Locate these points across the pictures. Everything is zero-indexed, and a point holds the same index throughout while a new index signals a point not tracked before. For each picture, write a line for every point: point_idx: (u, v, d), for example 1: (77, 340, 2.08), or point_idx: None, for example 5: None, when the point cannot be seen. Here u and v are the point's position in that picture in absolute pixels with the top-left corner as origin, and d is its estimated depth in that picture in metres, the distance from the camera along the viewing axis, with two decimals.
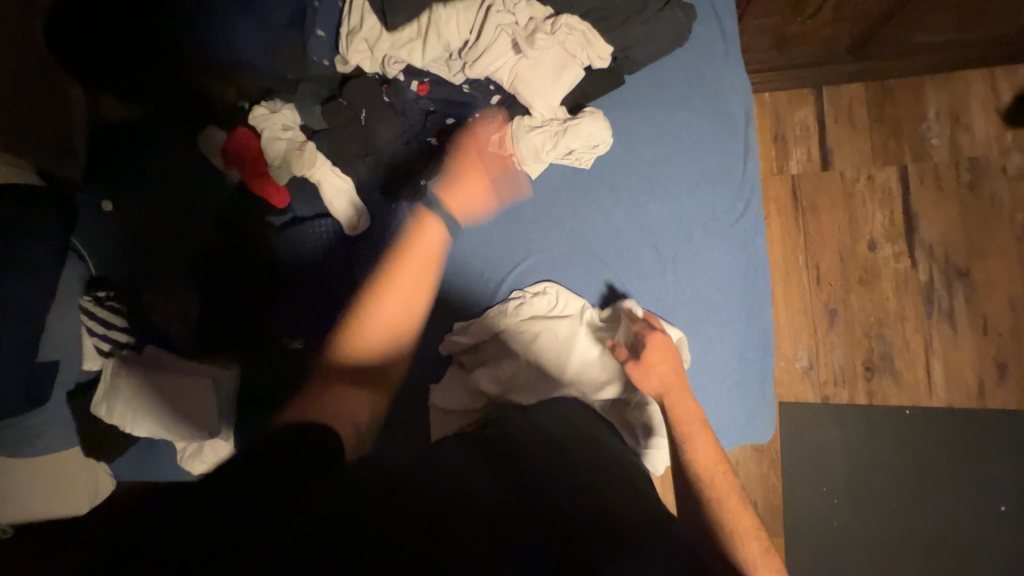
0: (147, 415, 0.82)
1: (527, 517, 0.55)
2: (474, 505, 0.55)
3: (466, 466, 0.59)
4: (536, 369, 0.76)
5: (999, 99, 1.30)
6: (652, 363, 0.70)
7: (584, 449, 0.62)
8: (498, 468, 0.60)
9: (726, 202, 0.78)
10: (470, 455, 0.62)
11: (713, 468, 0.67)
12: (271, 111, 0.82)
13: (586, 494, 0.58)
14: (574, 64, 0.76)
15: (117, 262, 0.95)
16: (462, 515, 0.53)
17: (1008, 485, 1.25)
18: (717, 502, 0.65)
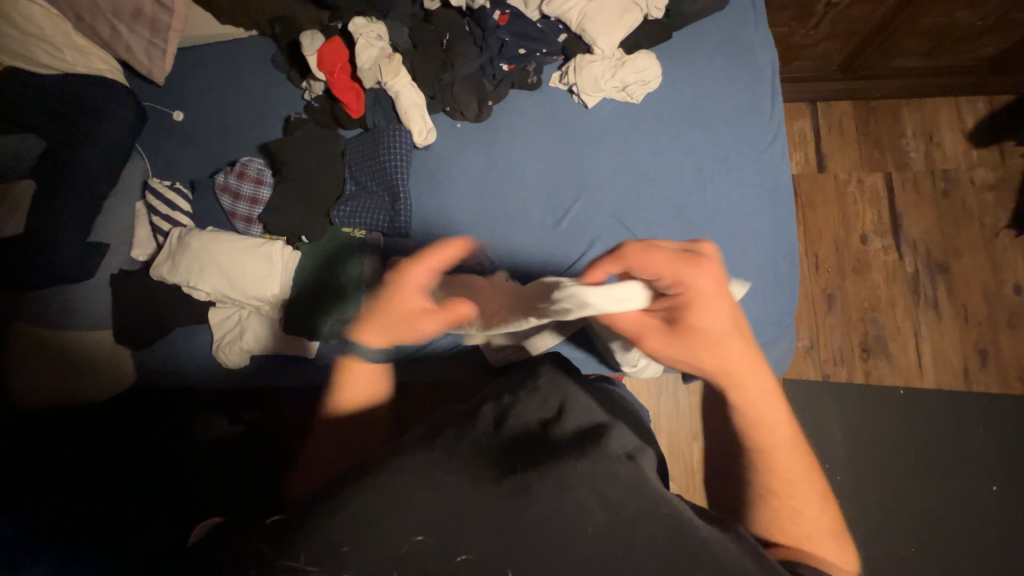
0: (209, 272, 0.88)
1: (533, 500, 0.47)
2: (457, 495, 0.47)
3: (457, 450, 0.52)
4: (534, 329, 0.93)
5: (964, 123, 1.53)
6: (707, 325, 0.59)
7: (593, 438, 0.57)
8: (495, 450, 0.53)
9: (756, 131, 0.92)
10: (461, 439, 0.54)
11: (791, 479, 0.59)
12: (369, 23, 0.93)
13: (591, 474, 0.50)
14: (635, 10, 0.91)
15: (185, 163, 1.09)
16: (460, 501, 0.46)
17: (1000, 467, 1.30)
18: (789, 516, 0.58)
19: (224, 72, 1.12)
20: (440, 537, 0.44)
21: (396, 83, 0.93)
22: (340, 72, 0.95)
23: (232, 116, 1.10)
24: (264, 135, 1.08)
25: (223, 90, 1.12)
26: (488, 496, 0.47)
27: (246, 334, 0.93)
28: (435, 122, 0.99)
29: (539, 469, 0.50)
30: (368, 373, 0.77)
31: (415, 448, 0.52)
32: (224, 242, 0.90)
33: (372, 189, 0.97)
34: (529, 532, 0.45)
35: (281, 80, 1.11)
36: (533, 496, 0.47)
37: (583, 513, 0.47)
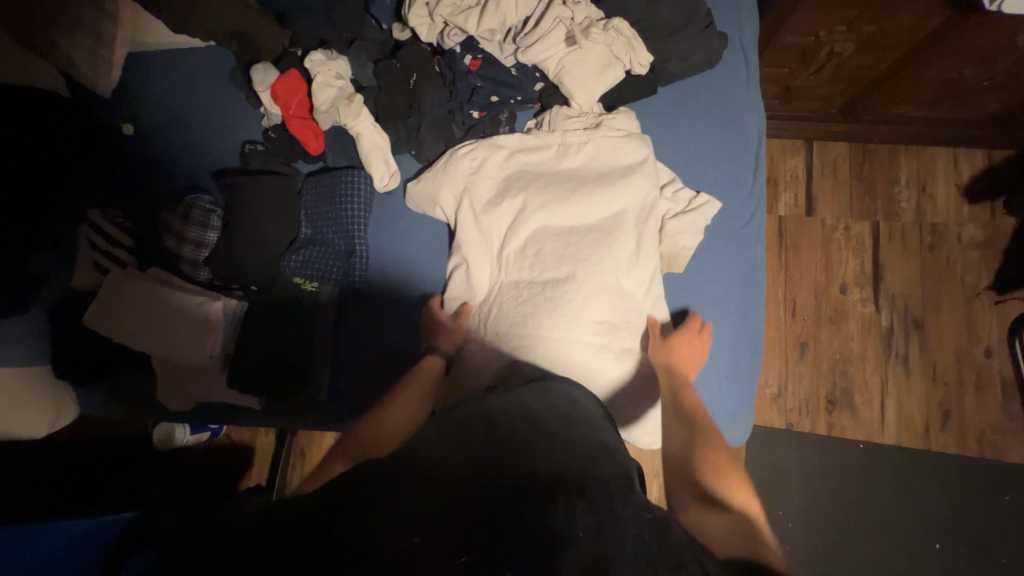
0: (146, 328, 0.85)
1: (527, 500, 0.45)
2: (449, 498, 0.44)
3: (439, 449, 0.51)
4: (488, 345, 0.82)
5: (960, 176, 1.48)
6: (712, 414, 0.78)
7: (578, 440, 0.56)
8: (483, 442, 0.52)
9: (734, 206, 0.88)
10: (447, 438, 0.53)
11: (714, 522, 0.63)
12: (329, 59, 0.87)
13: (580, 470, 0.50)
14: (617, 65, 0.84)
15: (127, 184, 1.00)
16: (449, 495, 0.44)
17: (947, 526, 1.33)
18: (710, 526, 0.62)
19: (177, 86, 1.04)
20: (439, 538, 0.41)
21: (356, 126, 0.87)
22: (296, 109, 0.88)
23: (183, 136, 1.02)
24: (216, 158, 1.01)
25: (175, 105, 1.03)
26: (472, 495, 0.45)
27: (181, 391, 0.89)
28: (400, 164, 0.94)
29: (533, 470, 0.48)
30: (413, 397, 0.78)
31: (415, 450, 0.51)
32: (158, 296, 0.86)
33: (329, 236, 0.93)
34: (522, 534, 0.42)
35: (239, 100, 1.03)
36: (521, 490, 0.46)
37: (572, 518, 0.44)
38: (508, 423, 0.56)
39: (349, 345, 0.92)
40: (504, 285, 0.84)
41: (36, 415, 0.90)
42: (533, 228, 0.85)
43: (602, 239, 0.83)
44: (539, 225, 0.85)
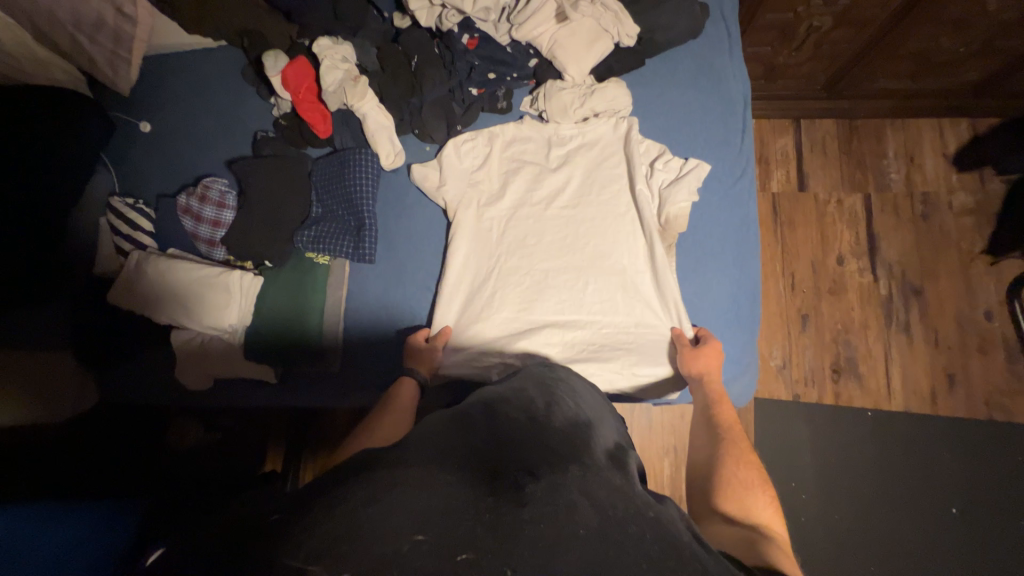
0: (167, 303, 0.89)
1: (532, 514, 0.45)
2: (448, 505, 0.45)
3: (434, 451, 0.51)
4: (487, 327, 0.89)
5: (946, 146, 1.52)
6: (727, 421, 0.81)
7: (574, 441, 0.57)
8: (478, 447, 0.53)
9: (725, 164, 0.91)
10: (440, 441, 0.53)
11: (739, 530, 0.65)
12: (335, 44, 0.92)
13: (580, 477, 0.51)
14: (606, 37, 0.89)
15: (147, 175, 1.06)
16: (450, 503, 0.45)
17: (962, 490, 1.33)
18: (737, 537, 0.64)
19: (192, 82, 1.10)
20: (443, 538, 0.42)
21: (362, 106, 0.92)
22: (305, 94, 0.94)
23: (200, 128, 1.07)
24: (230, 146, 1.06)
25: (190, 100, 1.09)
26: (475, 497, 0.46)
27: (199, 366, 0.91)
28: (404, 143, 0.99)
29: (532, 471, 0.50)
30: (400, 408, 0.78)
31: (409, 452, 0.51)
32: (175, 274, 0.89)
33: (339, 217, 0.97)
34: (525, 532, 0.43)
35: (251, 94, 1.09)
36: (522, 495, 0.47)
37: (573, 513, 0.46)
38: (503, 421, 0.58)
39: (360, 321, 0.95)
40: (503, 266, 0.91)
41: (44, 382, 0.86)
42: (528, 213, 0.93)
43: (592, 220, 0.91)
44: (534, 210, 0.93)
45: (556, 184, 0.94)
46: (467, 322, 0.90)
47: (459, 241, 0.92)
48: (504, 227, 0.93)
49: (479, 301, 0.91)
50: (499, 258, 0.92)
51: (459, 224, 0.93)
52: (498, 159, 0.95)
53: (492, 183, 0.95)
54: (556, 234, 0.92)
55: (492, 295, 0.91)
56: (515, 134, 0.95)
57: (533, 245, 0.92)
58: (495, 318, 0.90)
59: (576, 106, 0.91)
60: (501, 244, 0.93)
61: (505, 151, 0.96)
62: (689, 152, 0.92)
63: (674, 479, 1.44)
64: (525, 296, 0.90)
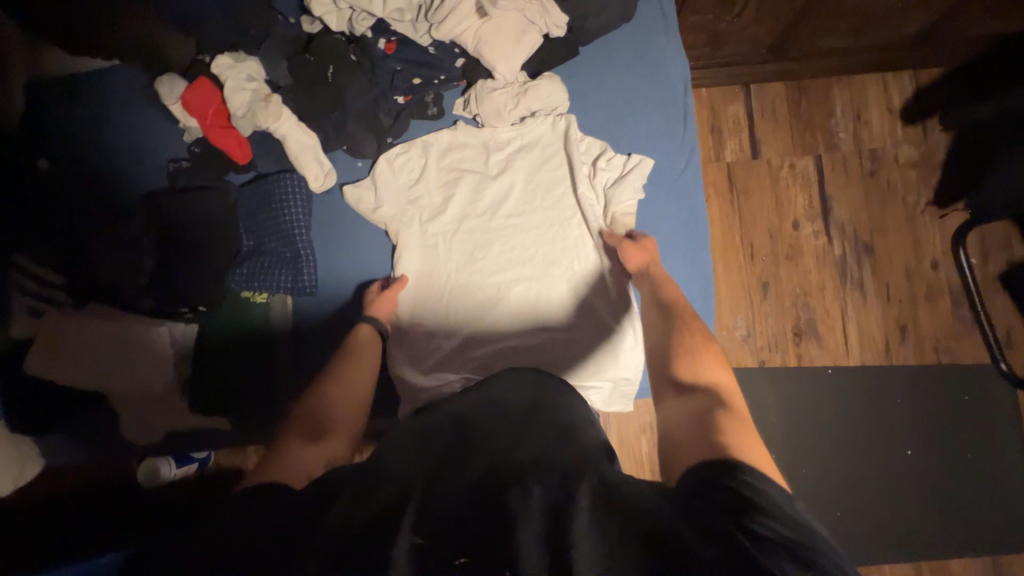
0: (96, 363, 0.83)
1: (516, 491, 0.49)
2: (441, 503, 0.49)
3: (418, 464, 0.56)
4: (443, 350, 0.87)
5: (891, 100, 1.53)
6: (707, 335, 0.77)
7: (546, 426, 0.61)
8: (459, 454, 0.57)
9: (670, 156, 0.89)
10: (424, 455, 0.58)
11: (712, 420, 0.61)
12: (238, 62, 0.84)
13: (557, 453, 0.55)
14: (532, 31, 0.85)
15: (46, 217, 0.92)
16: (442, 500, 0.49)
17: (915, 433, 1.41)
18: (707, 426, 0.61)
19: (84, 109, 0.96)
20: (438, 533, 0.45)
21: (280, 127, 0.85)
22: (214, 119, 0.86)
23: (103, 163, 0.95)
24: (140, 180, 0.95)
25: (87, 128, 0.96)
26: (468, 496, 0.50)
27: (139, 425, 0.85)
28: (334, 160, 0.92)
29: (510, 459, 0.54)
30: (358, 364, 0.80)
31: (397, 466, 0.56)
32: (103, 331, 0.85)
33: (274, 248, 0.90)
34: (515, 516, 0.46)
35: (150, 115, 0.96)
36: (506, 480, 0.51)
37: (552, 483, 0.50)
38: (473, 430, 0.62)
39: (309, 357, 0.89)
40: (454, 286, 0.88)
41: (11, 450, 0.87)
42: (474, 225, 0.89)
43: (540, 226, 0.88)
44: (480, 222, 0.89)
45: (499, 193, 0.90)
46: (422, 347, 0.88)
47: (406, 266, 0.89)
48: (449, 245, 0.89)
49: (434, 325, 0.88)
50: (450, 277, 0.88)
51: (402, 248, 0.89)
52: (435, 172, 0.90)
53: (432, 198, 0.90)
54: (505, 245, 0.89)
55: (446, 318, 0.88)
56: (449, 144, 0.90)
57: (483, 260, 0.88)
58: (450, 341, 0.87)
59: (511, 106, 0.87)
60: (450, 262, 0.89)
61: (441, 162, 0.90)
62: (632, 145, 0.89)
63: (652, 456, 1.48)
64: (478, 315, 0.87)
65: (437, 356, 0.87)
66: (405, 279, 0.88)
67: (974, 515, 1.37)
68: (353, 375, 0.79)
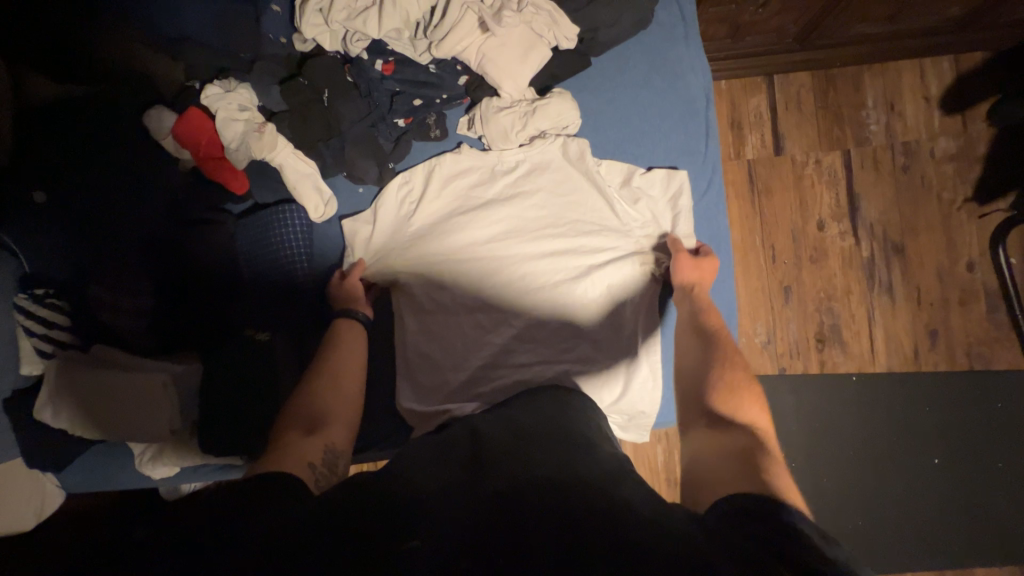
0: (101, 412, 0.81)
1: (534, 501, 0.47)
2: (453, 512, 0.46)
3: (426, 474, 0.53)
4: (449, 390, 0.81)
5: (928, 89, 1.42)
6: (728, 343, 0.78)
7: (561, 439, 0.59)
8: (466, 466, 0.54)
9: (689, 175, 0.87)
10: (431, 464, 0.56)
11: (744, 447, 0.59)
12: (226, 91, 0.80)
13: (573, 465, 0.53)
14: (541, 44, 0.80)
15: (45, 252, 0.85)
16: (453, 509, 0.46)
17: (943, 442, 1.36)
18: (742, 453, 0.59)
19: (54, 131, 0.86)
20: (451, 540, 0.42)
21: (276, 157, 0.81)
22: (207, 149, 0.81)
23: (78, 192, 0.85)
24: (136, 212, 0.88)
25: (75, 153, 0.86)
26: (480, 508, 0.46)
27: (150, 465, 0.85)
28: (334, 187, 0.88)
29: (520, 469, 0.52)
30: (348, 349, 0.79)
31: (402, 475, 0.53)
32: (104, 379, 0.81)
33: (275, 279, 0.88)
34: (533, 530, 0.43)
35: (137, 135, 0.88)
36: (520, 490, 0.48)
37: (568, 491, 0.48)
38: (481, 442, 0.59)
39: None
40: (465, 316, 0.83)
41: (32, 488, 0.87)
42: (484, 250, 0.84)
43: (554, 248, 0.84)
44: (490, 246, 0.84)
45: (507, 216, 0.85)
46: (427, 385, 0.83)
47: (415, 296, 0.84)
48: (458, 274, 0.84)
49: (444, 362, 0.83)
50: (460, 306, 0.83)
51: (409, 276, 0.85)
52: (436, 200, 0.85)
53: (434, 225, 0.85)
54: (519, 269, 0.84)
55: (457, 352, 0.82)
56: (455, 165, 0.85)
57: (494, 287, 0.83)
58: (461, 376, 0.81)
59: (518, 126, 0.82)
60: (461, 290, 0.84)
61: (447, 185, 0.86)
62: (650, 159, 0.87)
63: None
64: (485, 349, 0.82)
65: (445, 397, 0.81)
66: (414, 309, 0.84)
67: (1002, 525, 1.33)
68: (343, 361, 0.78)
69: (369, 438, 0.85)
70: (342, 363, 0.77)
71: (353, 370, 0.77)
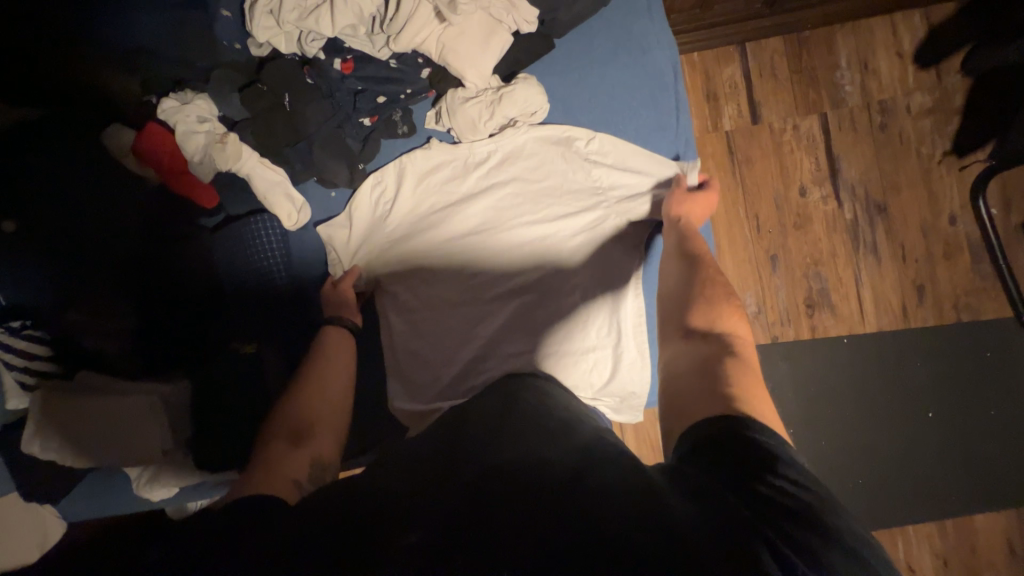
0: (89, 440, 0.80)
1: (514, 484, 0.47)
2: (435, 504, 0.46)
3: (410, 472, 0.53)
4: (440, 387, 0.81)
5: (900, 44, 1.41)
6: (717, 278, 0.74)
7: (546, 421, 0.59)
8: (449, 458, 0.54)
9: (663, 150, 0.86)
10: (415, 461, 0.55)
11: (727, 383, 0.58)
12: (183, 104, 0.78)
13: (554, 444, 0.53)
14: (502, 30, 0.78)
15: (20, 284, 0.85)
16: (437, 503, 0.47)
17: (935, 395, 1.38)
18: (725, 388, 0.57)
19: (15, 158, 0.85)
20: (435, 534, 0.43)
21: (242, 167, 0.80)
22: (171, 164, 0.80)
23: (52, 220, 0.85)
24: (104, 234, 0.86)
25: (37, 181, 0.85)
26: (468, 495, 0.47)
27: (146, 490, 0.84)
28: (306, 192, 0.87)
29: (503, 454, 0.52)
30: (333, 355, 0.78)
31: (387, 477, 0.53)
32: (84, 407, 0.80)
33: (255, 290, 0.86)
34: (525, 504, 0.44)
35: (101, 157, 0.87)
36: (502, 475, 0.48)
37: (548, 470, 0.48)
38: (465, 432, 0.59)
39: None
40: (450, 311, 0.83)
41: (32, 522, 0.87)
42: (464, 243, 0.83)
43: (535, 234, 0.83)
44: (470, 238, 0.83)
45: (484, 206, 0.84)
46: (417, 384, 0.82)
47: (399, 295, 0.84)
48: (440, 269, 0.83)
49: (431, 360, 0.82)
50: (444, 302, 0.83)
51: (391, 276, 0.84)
52: (411, 197, 0.84)
53: (412, 222, 0.84)
54: (501, 259, 0.83)
55: (446, 348, 0.82)
56: (426, 160, 0.84)
57: (477, 279, 0.83)
58: (452, 373, 0.81)
59: (486, 117, 0.81)
60: (444, 285, 0.83)
61: (421, 181, 0.85)
62: (624, 137, 0.86)
63: None
64: (472, 344, 0.82)
65: (436, 395, 0.81)
66: (399, 309, 0.84)
67: (997, 470, 1.36)
68: (327, 367, 0.77)
69: (366, 440, 0.86)
70: (326, 370, 0.76)
71: (339, 376, 0.77)
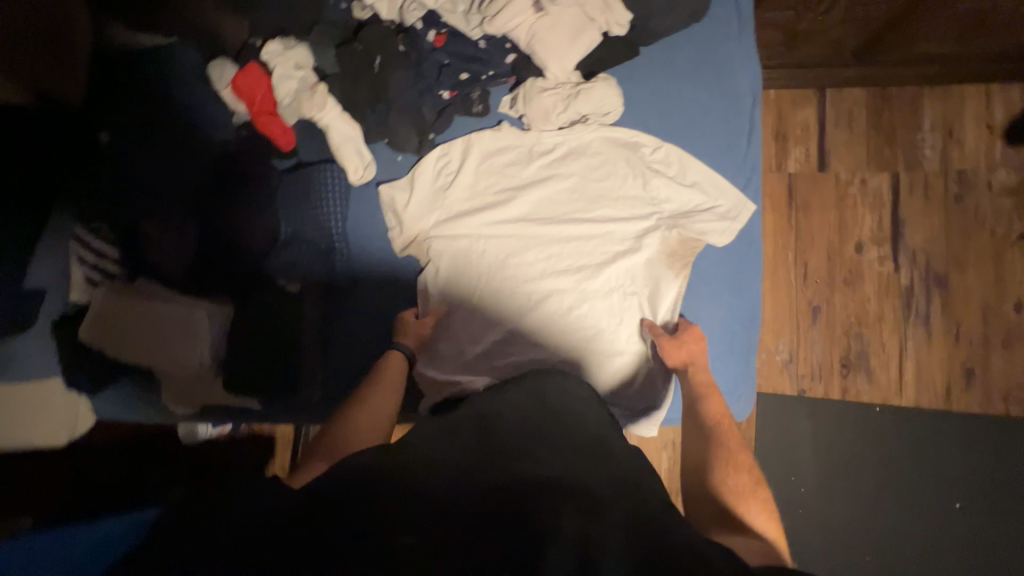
0: (140, 340, 0.87)
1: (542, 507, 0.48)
2: (462, 508, 0.48)
3: (440, 456, 0.55)
4: (464, 361, 0.83)
5: (992, 116, 1.35)
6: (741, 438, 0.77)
7: (570, 436, 0.60)
8: (477, 451, 0.55)
9: (727, 172, 0.86)
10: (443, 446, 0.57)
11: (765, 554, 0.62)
12: (286, 49, 0.84)
13: (579, 469, 0.54)
14: (592, 28, 0.82)
15: (105, 191, 0.92)
16: (465, 504, 0.48)
17: (967, 487, 1.30)
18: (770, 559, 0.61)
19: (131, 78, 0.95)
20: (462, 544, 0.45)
21: (324, 117, 0.84)
22: (262, 104, 0.85)
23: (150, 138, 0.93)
24: (188, 158, 0.93)
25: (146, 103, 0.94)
26: (478, 512, 0.47)
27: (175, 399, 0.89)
28: (374, 151, 0.90)
29: (531, 467, 0.53)
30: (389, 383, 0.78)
31: (417, 457, 0.54)
32: (143, 309, 0.87)
33: (310, 237, 0.90)
34: (518, 542, 0.44)
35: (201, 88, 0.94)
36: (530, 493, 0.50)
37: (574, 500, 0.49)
38: (495, 426, 0.60)
39: (336, 350, 0.91)
40: (487, 290, 0.84)
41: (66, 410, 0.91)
42: (512, 228, 0.85)
43: (583, 232, 0.84)
44: (519, 225, 0.85)
45: (539, 197, 0.85)
46: (442, 353, 0.84)
47: (440, 264, 0.85)
48: (486, 248, 0.85)
49: (460, 333, 0.85)
50: (483, 281, 0.85)
51: (436, 245, 0.86)
52: (471, 175, 0.86)
53: (467, 199, 0.87)
54: (545, 250, 0.84)
55: (477, 325, 0.84)
56: (493, 142, 0.86)
57: (519, 265, 0.84)
58: (479, 347, 0.84)
59: (561, 109, 0.83)
60: (486, 265, 0.85)
61: (484, 161, 0.87)
62: (691, 151, 0.86)
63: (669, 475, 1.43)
64: (503, 325, 0.84)
65: (458, 368, 0.83)
66: (438, 278, 0.86)
67: None
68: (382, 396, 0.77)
69: None
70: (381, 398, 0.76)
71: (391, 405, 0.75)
